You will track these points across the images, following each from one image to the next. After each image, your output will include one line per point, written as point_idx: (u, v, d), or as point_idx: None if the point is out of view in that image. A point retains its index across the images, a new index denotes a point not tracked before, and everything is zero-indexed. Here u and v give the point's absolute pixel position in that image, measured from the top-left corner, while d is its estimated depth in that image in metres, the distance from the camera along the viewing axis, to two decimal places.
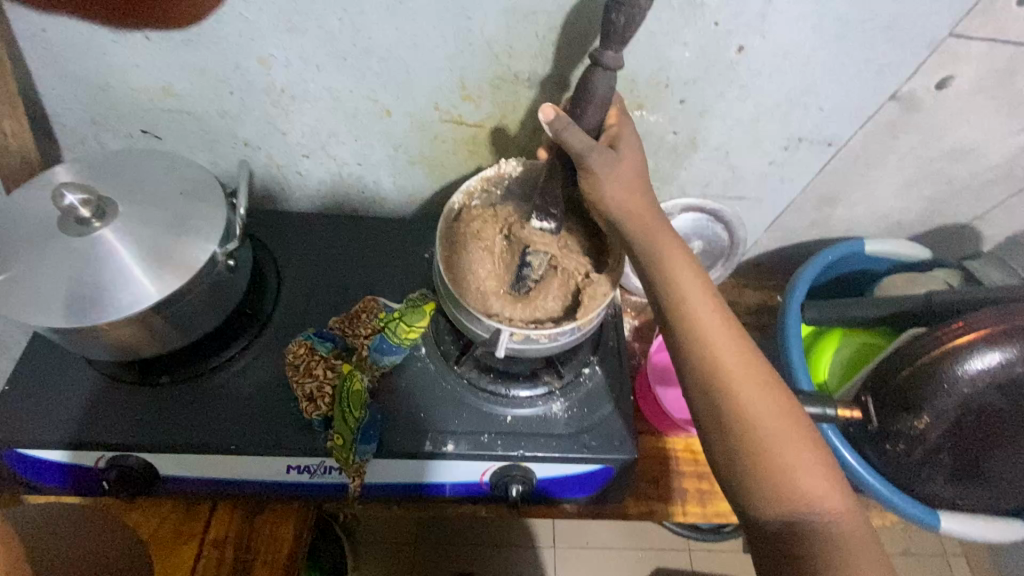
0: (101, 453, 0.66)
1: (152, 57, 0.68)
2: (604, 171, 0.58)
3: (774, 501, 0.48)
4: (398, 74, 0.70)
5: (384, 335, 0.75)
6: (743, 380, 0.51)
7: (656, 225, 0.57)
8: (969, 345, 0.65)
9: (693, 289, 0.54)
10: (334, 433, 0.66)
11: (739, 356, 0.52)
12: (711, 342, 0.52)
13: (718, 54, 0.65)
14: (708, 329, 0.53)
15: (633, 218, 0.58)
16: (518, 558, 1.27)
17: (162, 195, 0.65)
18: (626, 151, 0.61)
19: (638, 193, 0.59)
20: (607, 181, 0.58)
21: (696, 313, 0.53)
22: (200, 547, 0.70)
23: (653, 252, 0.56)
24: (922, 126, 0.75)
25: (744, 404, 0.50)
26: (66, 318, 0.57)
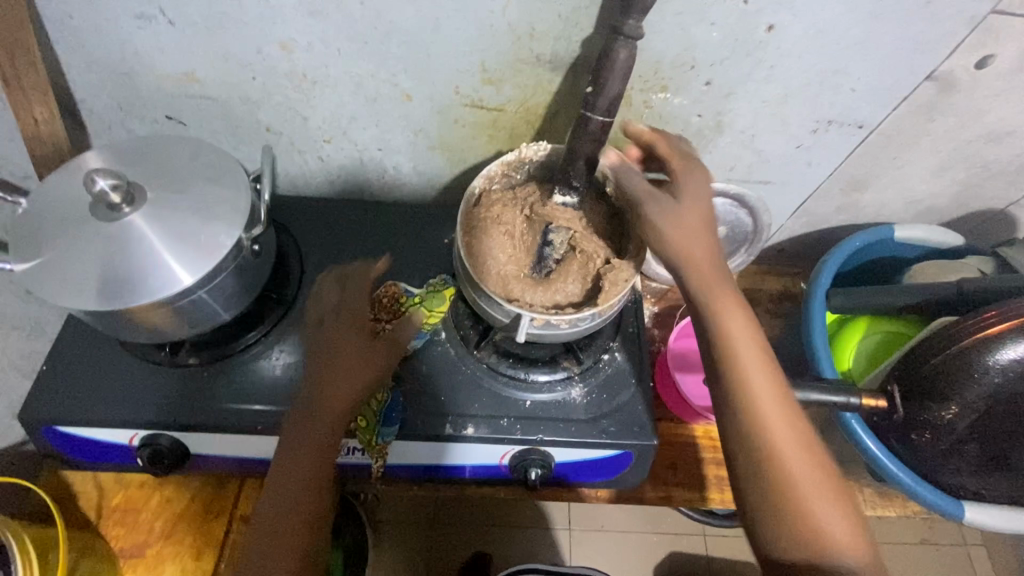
0: (136, 431, 0.70)
1: (176, 44, 0.69)
2: (663, 215, 0.60)
3: (804, 557, 0.49)
4: (417, 57, 0.69)
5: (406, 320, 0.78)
6: (785, 434, 0.51)
7: (714, 272, 0.57)
8: (1005, 335, 0.63)
9: (744, 337, 0.54)
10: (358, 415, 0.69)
11: (784, 411, 0.52)
12: (759, 399, 0.52)
13: (746, 33, 0.63)
14: (752, 379, 0.52)
15: (694, 263, 0.57)
16: (534, 539, 1.29)
17: (186, 180, 0.67)
18: (689, 195, 0.61)
19: (698, 236, 0.59)
20: (671, 224, 0.59)
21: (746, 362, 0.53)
22: (230, 522, 0.75)
23: (713, 305, 0.55)
24: (959, 107, 0.72)
25: (787, 460, 0.51)
26: (98, 301, 0.60)
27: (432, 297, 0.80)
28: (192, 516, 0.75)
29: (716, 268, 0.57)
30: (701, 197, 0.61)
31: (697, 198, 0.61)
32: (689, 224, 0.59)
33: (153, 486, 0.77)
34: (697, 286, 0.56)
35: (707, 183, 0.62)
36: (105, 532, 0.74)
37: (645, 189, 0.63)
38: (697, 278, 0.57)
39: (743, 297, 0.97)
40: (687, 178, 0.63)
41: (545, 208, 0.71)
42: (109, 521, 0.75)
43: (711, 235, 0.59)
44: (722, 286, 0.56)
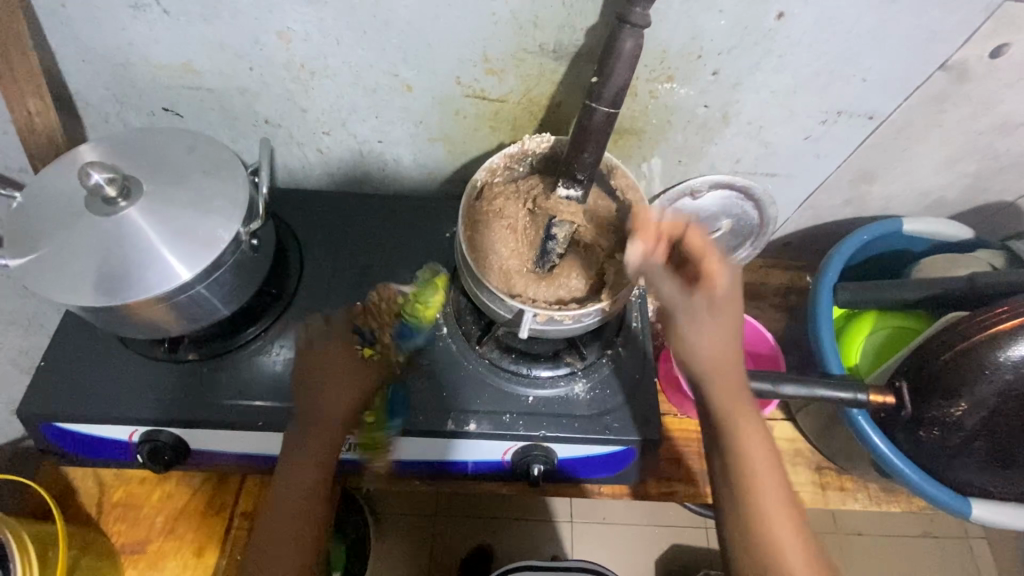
0: (135, 428, 0.69)
1: (172, 34, 0.68)
2: (687, 320, 0.56)
3: None
4: (418, 47, 0.68)
5: (405, 321, 0.77)
6: (784, 531, 0.55)
7: (735, 376, 0.56)
8: (1016, 330, 0.63)
9: (753, 438, 0.57)
10: (368, 412, 0.70)
11: (782, 507, 0.56)
12: (766, 508, 0.55)
13: (755, 22, 0.61)
14: (756, 474, 0.56)
15: (712, 366, 0.56)
16: (536, 532, 1.29)
17: (184, 174, 0.66)
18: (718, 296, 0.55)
19: (724, 342, 0.56)
20: (696, 329, 0.56)
21: (752, 462, 0.56)
22: (231, 517, 0.75)
23: (727, 408, 0.57)
24: (972, 98, 0.71)
25: (786, 560, 0.54)
26: (95, 297, 0.59)
27: (425, 289, 0.80)
28: (193, 512, 0.75)
29: (736, 376, 0.57)
30: (732, 309, 0.56)
31: (729, 310, 0.56)
32: (717, 338, 0.56)
33: (154, 482, 0.76)
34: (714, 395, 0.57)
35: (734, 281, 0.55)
36: (106, 528, 0.74)
37: (671, 289, 0.57)
38: (717, 387, 0.57)
39: (748, 291, 0.96)
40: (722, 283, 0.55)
41: (548, 201, 0.69)
42: (110, 517, 0.74)
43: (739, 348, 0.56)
44: (739, 396, 0.57)
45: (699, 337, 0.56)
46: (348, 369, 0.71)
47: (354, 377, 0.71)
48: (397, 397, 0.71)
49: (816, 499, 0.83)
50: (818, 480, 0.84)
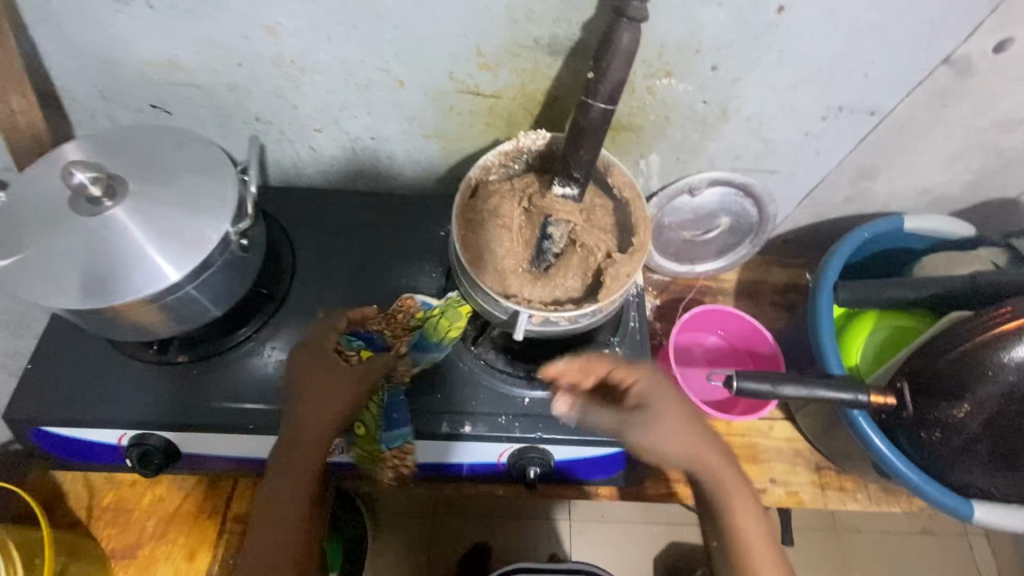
0: (125, 431, 0.68)
1: (158, 29, 0.66)
2: (649, 429, 0.59)
3: None
4: (410, 42, 0.66)
5: (423, 331, 0.72)
6: None
7: (715, 461, 0.59)
8: (1019, 331, 0.62)
9: (746, 512, 0.59)
10: (361, 424, 0.68)
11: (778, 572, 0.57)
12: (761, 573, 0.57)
13: (755, 16, 0.60)
14: (748, 538, 0.58)
15: (688, 454, 0.59)
16: (534, 531, 1.28)
17: (171, 173, 0.64)
18: (662, 402, 0.60)
19: (692, 432, 0.59)
20: (657, 436, 0.59)
21: (745, 535, 0.58)
22: (223, 521, 0.74)
23: (716, 485, 0.59)
24: (975, 93, 0.70)
25: None
26: (82, 299, 0.58)
27: (450, 310, 0.73)
28: (184, 515, 0.74)
29: (711, 450, 0.60)
30: (669, 393, 0.61)
31: (666, 398, 0.61)
32: (675, 426, 0.59)
33: (144, 486, 0.75)
34: (706, 477, 0.59)
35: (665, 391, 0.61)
36: (97, 532, 0.73)
37: (611, 419, 0.61)
38: (700, 471, 0.59)
39: (748, 289, 0.95)
40: (649, 378, 0.62)
41: (544, 200, 0.68)
42: (100, 522, 0.73)
43: (698, 426, 0.60)
44: (727, 473, 0.59)
45: (661, 431, 0.59)
46: (321, 395, 0.64)
47: (340, 401, 0.64)
48: (393, 406, 0.68)
49: (815, 499, 0.83)
50: (818, 481, 0.84)
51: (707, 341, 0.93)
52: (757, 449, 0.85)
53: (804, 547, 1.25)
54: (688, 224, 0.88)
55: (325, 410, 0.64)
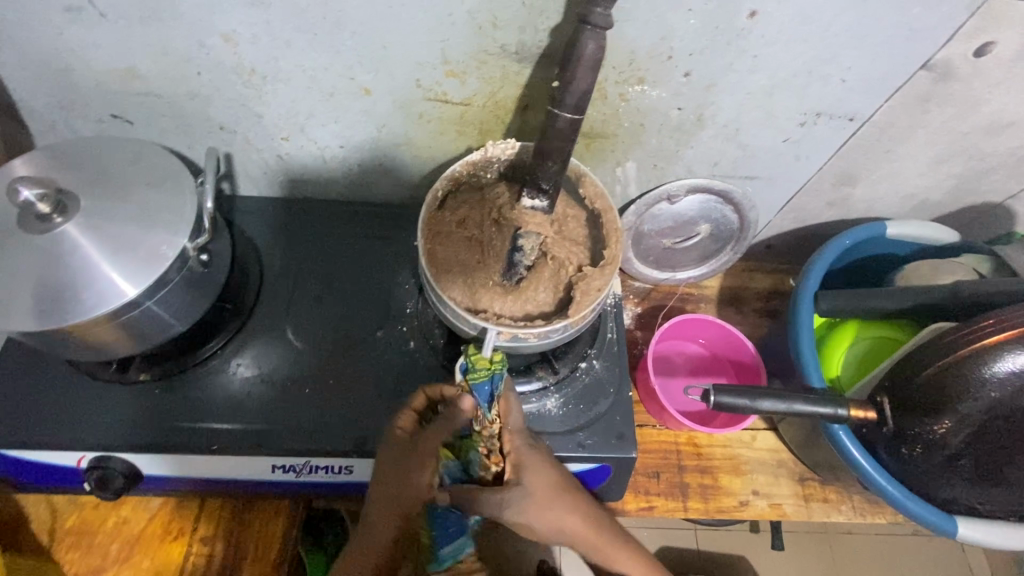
0: (84, 454, 0.66)
1: (112, 37, 0.63)
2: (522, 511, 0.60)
3: None
4: (374, 49, 0.64)
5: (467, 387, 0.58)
6: None
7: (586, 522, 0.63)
8: (1004, 345, 0.59)
9: (622, 558, 0.66)
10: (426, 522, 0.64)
11: None
12: None
13: (727, 21, 0.58)
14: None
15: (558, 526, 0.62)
16: None
17: (127, 187, 0.62)
18: (534, 478, 0.60)
19: (563, 505, 0.62)
20: (530, 513, 0.60)
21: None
22: (190, 543, 0.72)
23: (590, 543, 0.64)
24: (957, 97, 0.68)
25: None
26: (31, 320, 0.55)
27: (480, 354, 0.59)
28: (151, 536, 0.72)
29: (580, 513, 0.63)
30: (543, 465, 0.61)
31: (540, 472, 0.61)
32: (545, 501, 0.60)
33: (109, 507, 0.73)
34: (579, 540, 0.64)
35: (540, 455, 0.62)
36: (58, 557, 0.70)
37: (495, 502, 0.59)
38: (574, 534, 0.64)
39: (731, 296, 0.93)
40: (527, 452, 0.61)
41: (513, 212, 0.67)
42: (62, 545, 0.71)
43: (568, 493, 0.62)
44: (601, 530, 0.64)
45: (533, 511, 0.60)
46: (384, 489, 0.59)
47: (407, 486, 0.59)
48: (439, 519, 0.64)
49: (798, 512, 0.81)
50: (801, 492, 0.82)
51: (688, 350, 0.92)
52: (739, 460, 0.83)
53: (793, 551, 1.23)
54: (667, 232, 0.85)
55: (380, 507, 0.60)
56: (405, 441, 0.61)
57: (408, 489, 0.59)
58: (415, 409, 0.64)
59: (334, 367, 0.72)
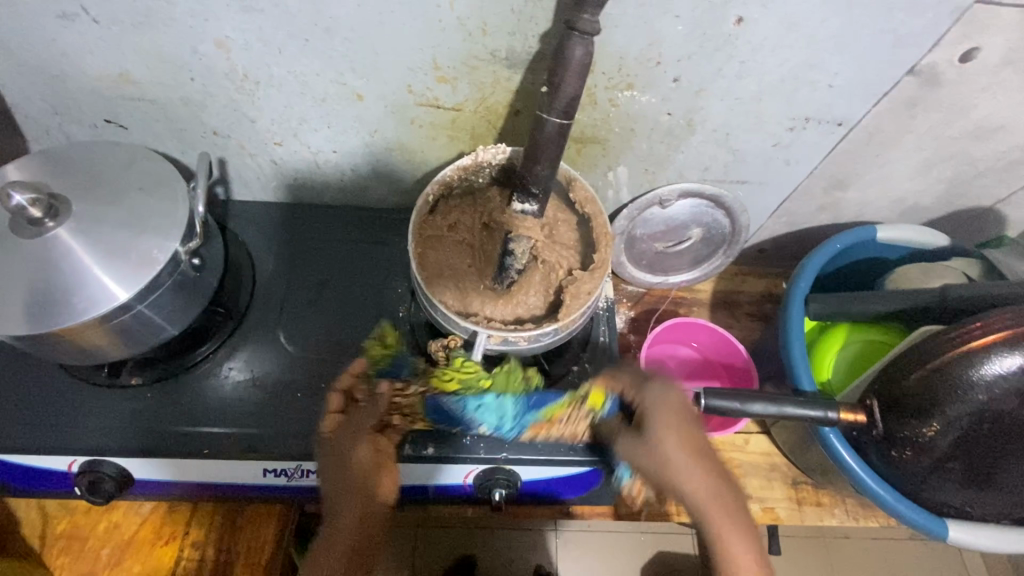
0: (74, 458, 0.66)
1: (104, 43, 0.64)
2: (651, 451, 0.64)
3: None
4: (365, 55, 0.65)
5: (385, 369, 0.71)
6: None
7: (712, 489, 0.63)
8: (989, 348, 0.60)
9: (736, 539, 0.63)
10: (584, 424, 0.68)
11: None
12: None
13: (714, 27, 0.58)
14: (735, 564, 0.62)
15: (688, 484, 0.63)
16: (527, 543, 1.15)
17: (119, 192, 0.62)
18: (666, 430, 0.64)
19: (695, 455, 0.64)
20: (658, 458, 0.64)
21: (734, 559, 0.62)
22: (182, 547, 0.72)
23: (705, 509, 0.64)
24: (944, 103, 0.68)
25: None
26: (20, 324, 0.55)
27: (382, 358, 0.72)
28: (141, 542, 0.72)
29: (708, 475, 0.64)
30: (679, 424, 0.65)
31: (673, 430, 0.64)
32: (675, 451, 0.64)
33: (101, 512, 0.73)
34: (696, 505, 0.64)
35: (674, 408, 0.65)
36: (49, 562, 0.70)
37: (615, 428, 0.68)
38: (695, 499, 0.64)
39: (724, 299, 0.94)
40: (652, 406, 0.66)
41: (505, 215, 0.67)
42: (53, 550, 0.71)
43: (698, 449, 0.65)
44: (722, 502, 0.64)
45: (673, 469, 0.64)
46: (335, 474, 0.63)
47: (360, 457, 0.64)
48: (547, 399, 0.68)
49: (791, 515, 0.81)
50: (794, 496, 0.82)
51: (680, 352, 0.91)
52: (731, 463, 0.83)
53: (790, 555, 1.23)
54: (659, 236, 0.86)
55: (339, 485, 0.63)
56: (338, 424, 0.66)
57: (356, 466, 0.63)
58: (338, 407, 0.67)
59: (325, 371, 0.72)
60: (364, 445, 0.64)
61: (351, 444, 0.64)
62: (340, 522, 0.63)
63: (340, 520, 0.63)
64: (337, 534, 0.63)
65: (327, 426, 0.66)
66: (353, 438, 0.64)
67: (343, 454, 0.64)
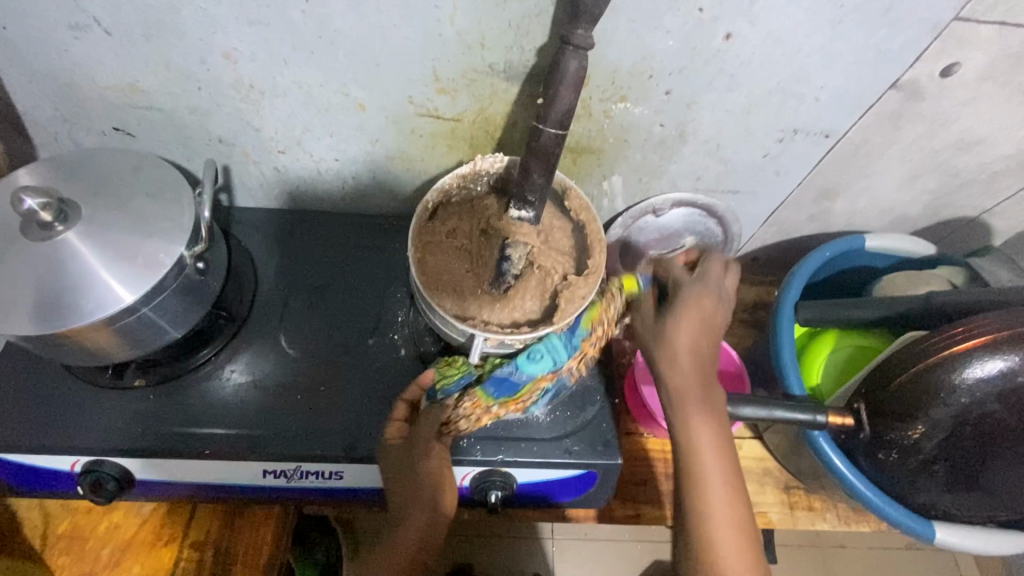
0: (78, 457, 0.67)
1: (115, 54, 0.66)
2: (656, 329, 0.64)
3: None
4: (367, 67, 0.67)
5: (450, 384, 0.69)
6: (722, 527, 0.59)
7: (694, 381, 0.62)
8: (972, 352, 0.61)
9: (705, 436, 0.60)
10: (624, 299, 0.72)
11: (726, 494, 0.60)
12: (705, 506, 0.59)
13: (704, 42, 0.61)
14: (700, 463, 0.60)
15: (676, 373, 0.62)
16: (524, 552, 1.15)
17: (126, 197, 0.64)
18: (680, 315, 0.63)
19: (697, 350, 0.62)
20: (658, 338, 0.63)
21: (699, 456, 0.60)
22: (181, 549, 0.72)
23: (679, 398, 0.62)
24: (927, 116, 0.71)
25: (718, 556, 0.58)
26: (27, 325, 0.57)
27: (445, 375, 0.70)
28: (141, 543, 0.73)
29: (697, 369, 0.62)
30: (687, 317, 0.63)
31: (681, 320, 0.63)
32: (678, 341, 0.62)
33: (101, 513, 0.74)
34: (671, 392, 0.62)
35: (696, 299, 0.64)
36: (50, 561, 0.71)
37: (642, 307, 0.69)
38: (675, 389, 0.62)
39: None
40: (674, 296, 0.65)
41: (501, 222, 0.69)
42: (54, 549, 0.72)
43: (702, 343, 0.62)
44: (701, 398, 0.61)
45: (667, 352, 0.62)
46: (401, 478, 0.66)
47: (426, 468, 0.66)
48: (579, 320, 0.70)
49: (784, 519, 0.82)
50: (786, 500, 0.83)
51: None
52: None
53: (786, 565, 1.23)
54: (653, 244, 0.88)
55: (404, 491, 0.66)
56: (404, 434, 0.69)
57: (422, 475, 0.66)
58: (403, 416, 0.70)
59: (325, 374, 0.74)
60: (430, 461, 0.66)
61: (415, 454, 0.67)
62: (403, 524, 0.66)
63: (405, 524, 0.66)
64: (402, 533, 0.66)
65: (392, 434, 0.69)
66: (418, 449, 0.67)
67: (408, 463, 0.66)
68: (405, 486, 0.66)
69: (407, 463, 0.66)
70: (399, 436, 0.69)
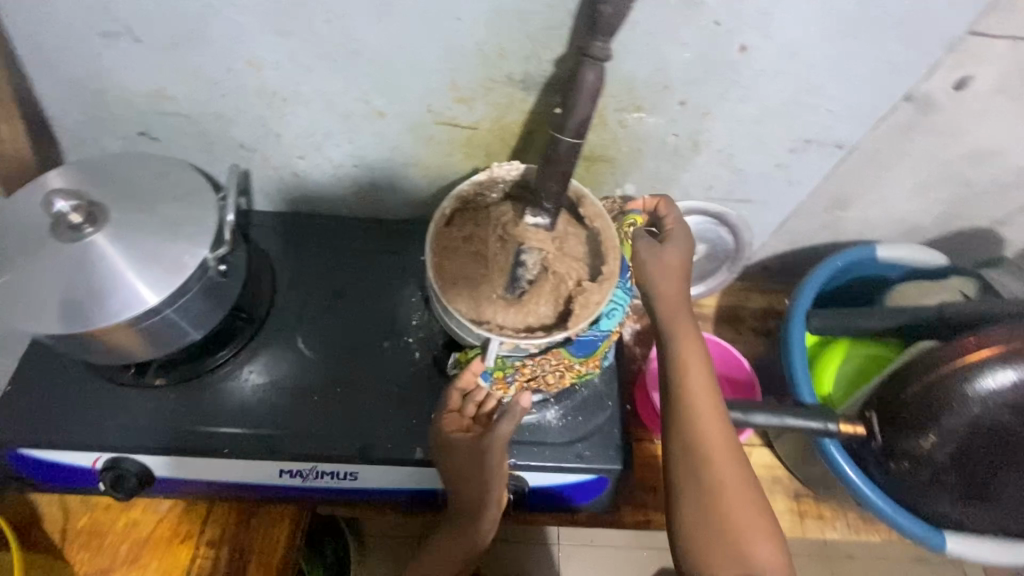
0: (100, 454, 0.68)
1: (144, 61, 0.68)
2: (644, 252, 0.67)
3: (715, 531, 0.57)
4: (388, 76, 0.68)
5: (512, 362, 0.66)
6: (713, 433, 0.60)
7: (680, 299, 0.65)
8: (983, 362, 0.61)
9: (692, 346, 0.64)
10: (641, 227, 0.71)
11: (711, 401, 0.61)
12: (698, 410, 0.61)
13: (719, 54, 0.62)
14: (686, 369, 0.63)
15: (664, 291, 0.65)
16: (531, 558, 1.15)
17: (153, 200, 0.66)
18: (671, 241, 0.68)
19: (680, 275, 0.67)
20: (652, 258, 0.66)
21: (686, 362, 0.63)
22: (197, 547, 0.73)
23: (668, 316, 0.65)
24: (939, 127, 0.72)
25: (711, 456, 0.59)
26: (58, 324, 0.59)
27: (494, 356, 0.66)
28: (158, 539, 0.74)
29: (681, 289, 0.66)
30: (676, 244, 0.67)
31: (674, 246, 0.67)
32: (668, 263, 0.66)
33: (120, 510, 0.75)
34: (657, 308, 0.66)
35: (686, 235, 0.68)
36: (70, 555, 0.72)
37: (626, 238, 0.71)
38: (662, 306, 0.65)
39: (728, 314, 0.96)
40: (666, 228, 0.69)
41: (517, 228, 0.71)
42: (74, 544, 0.73)
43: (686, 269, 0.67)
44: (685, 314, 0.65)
45: (659, 272, 0.66)
46: (464, 475, 0.65)
47: (495, 474, 0.65)
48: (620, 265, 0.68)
49: (793, 527, 0.82)
50: (795, 508, 0.83)
51: None
52: None
53: None
54: None
55: (470, 491, 0.66)
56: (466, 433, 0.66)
57: (490, 478, 0.65)
58: (457, 406, 0.69)
59: (341, 375, 0.75)
60: (498, 475, 0.65)
61: (485, 461, 0.64)
62: (464, 515, 0.67)
63: (470, 517, 0.67)
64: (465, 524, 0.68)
65: (451, 429, 0.66)
66: (488, 457, 0.64)
67: (477, 467, 0.65)
68: (471, 485, 0.65)
69: (474, 467, 0.65)
70: (458, 432, 0.66)
